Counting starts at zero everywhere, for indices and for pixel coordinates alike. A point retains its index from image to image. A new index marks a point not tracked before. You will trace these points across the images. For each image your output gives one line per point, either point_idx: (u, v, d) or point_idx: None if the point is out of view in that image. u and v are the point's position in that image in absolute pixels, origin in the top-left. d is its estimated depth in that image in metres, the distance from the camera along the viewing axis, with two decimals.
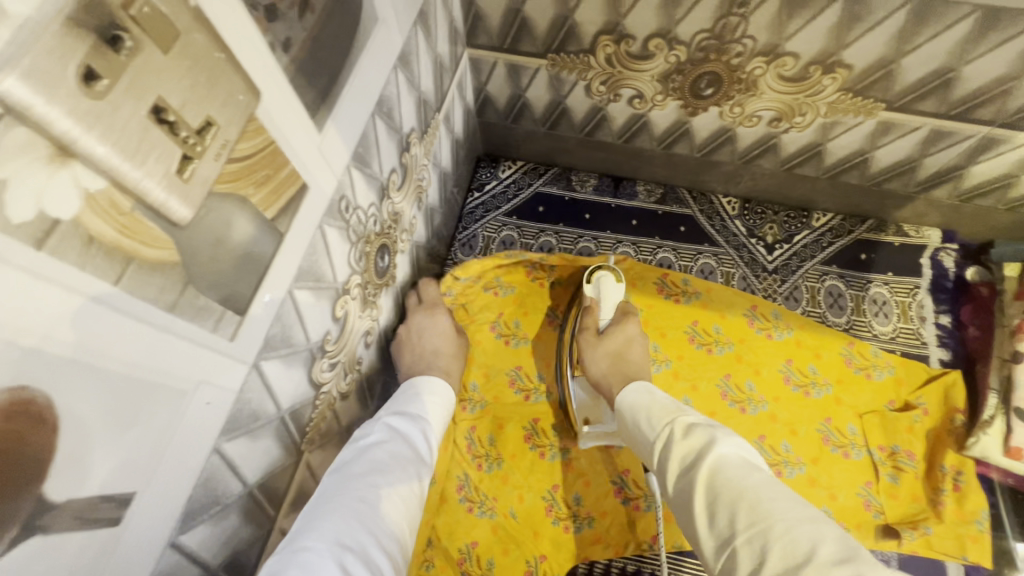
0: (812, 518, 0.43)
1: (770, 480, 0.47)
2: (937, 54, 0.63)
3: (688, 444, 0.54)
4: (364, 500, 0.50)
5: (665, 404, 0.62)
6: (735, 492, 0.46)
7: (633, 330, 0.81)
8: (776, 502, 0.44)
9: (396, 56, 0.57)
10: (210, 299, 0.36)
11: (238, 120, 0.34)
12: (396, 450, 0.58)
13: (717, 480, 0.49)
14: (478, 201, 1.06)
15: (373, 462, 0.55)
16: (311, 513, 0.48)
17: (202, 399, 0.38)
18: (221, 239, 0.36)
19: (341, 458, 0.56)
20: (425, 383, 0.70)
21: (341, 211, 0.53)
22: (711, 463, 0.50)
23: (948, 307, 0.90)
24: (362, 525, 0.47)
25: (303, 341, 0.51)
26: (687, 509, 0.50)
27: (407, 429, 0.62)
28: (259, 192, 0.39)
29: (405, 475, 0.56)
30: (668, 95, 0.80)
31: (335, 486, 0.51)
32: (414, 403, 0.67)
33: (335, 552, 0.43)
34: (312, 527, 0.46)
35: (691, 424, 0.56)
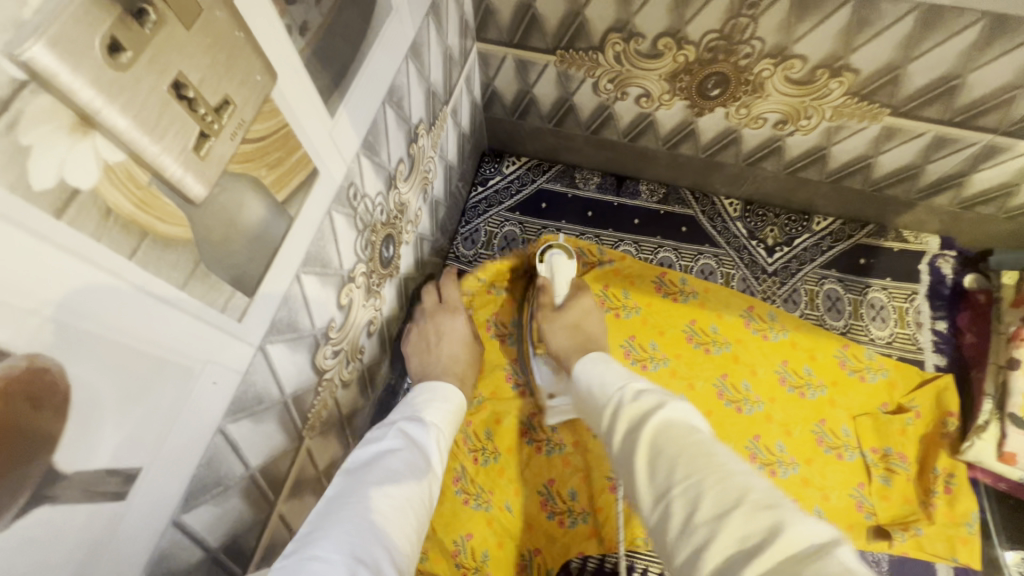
0: (743, 469, 0.44)
1: (712, 440, 0.48)
2: (943, 60, 0.63)
3: (639, 404, 0.55)
4: (376, 511, 0.49)
5: (619, 372, 0.63)
6: (675, 449, 0.47)
7: (588, 304, 0.84)
8: (715, 456, 0.45)
9: (407, 46, 0.58)
10: (220, 278, 0.36)
11: (255, 100, 0.34)
12: (408, 459, 0.57)
13: (660, 439, 0.49)
14: (481, 196, 1.06)
15: (386, 471, 0.54)
16: (320, 520, 0.47)
17: (208, 378, 0.38)
18: (233, 220, 0.36)
19: (354, 464, 0.56)
20: (438, 392, 0.70)
21: (349, 198, 0.53)
22: (659, 424, 0.51)
23: (945, 313, 0.91)
24: (376, 538, 0.46)
25: (308, 327, 0.51)
26: (628, 467, 0.50)
27: (421, 440, 0.61)
28: (271, 174, 0.39)
29: (416, 485, 0.55)
30: (674, 94, 0.80)
31: (346, 493, 0.51)
32: (427, 410, 0.67)
33: (348, 564, 0.42)
34: (325, 536, 0.44)
35: (641, 390, 0.57)
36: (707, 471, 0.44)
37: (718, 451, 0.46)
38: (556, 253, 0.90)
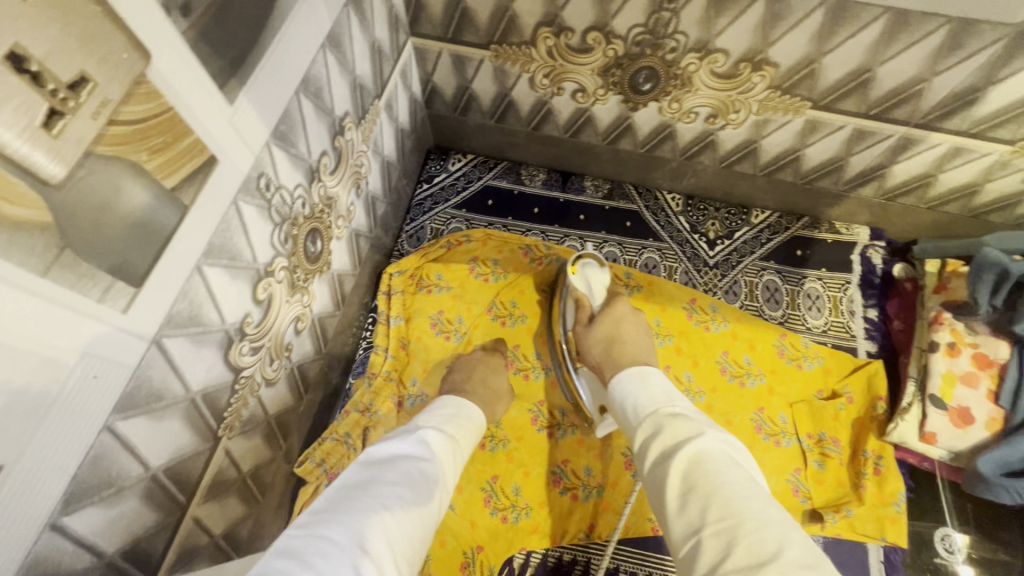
0: (779, 519, 0.43)
1: (749, 478, 0.47)
2: (854, 53, 0.66)
3: (675, 430, 0.53)
4: (387, 507, 0.48)
5: (656, 393, 0.60)
6: (711, 487, 0.47)
7: (621, 310, 0.78)
8: (749, 501, 0.45)
9: (324, 36, 0.57)
10: (95, 267, 0.35)
11: (122, 79, 0.33)
12: (427, 467, 0.56)
13: (695, 472, 0.49)
14: (427, 193, 1.05)
15: (403, 474, 0.53)
16: (333, 504, 0.47)
17: (87, 372, 0.36)
18: (108, 205, 0.35)
19: (372, 460, 0.55)
20: (464, 410, 0.69)
21: (260, 189, 0.52)
22: (694, 454, 0.50)
23: (875, 301, 0.94)
24: (384, 532, 0.46)
25: (215, 321, 0.50)
26: (659, 497, 0.50)
27: (440, 452, 0.59)
28: (153, 160, 0.37)
29: (432, 494, 0.54)
30: (608, 89, 0.81)
31: (360, 485, 0.50)
32: (452, 421, 0.66)
33: (353, 552, 0.42)
34: (336, 520, 0.45)
35: (675, 415, 0.55)
36: (738, 516, 0.43)
37: (754, 497, 0.45)
38: (588, 264, 0.84)
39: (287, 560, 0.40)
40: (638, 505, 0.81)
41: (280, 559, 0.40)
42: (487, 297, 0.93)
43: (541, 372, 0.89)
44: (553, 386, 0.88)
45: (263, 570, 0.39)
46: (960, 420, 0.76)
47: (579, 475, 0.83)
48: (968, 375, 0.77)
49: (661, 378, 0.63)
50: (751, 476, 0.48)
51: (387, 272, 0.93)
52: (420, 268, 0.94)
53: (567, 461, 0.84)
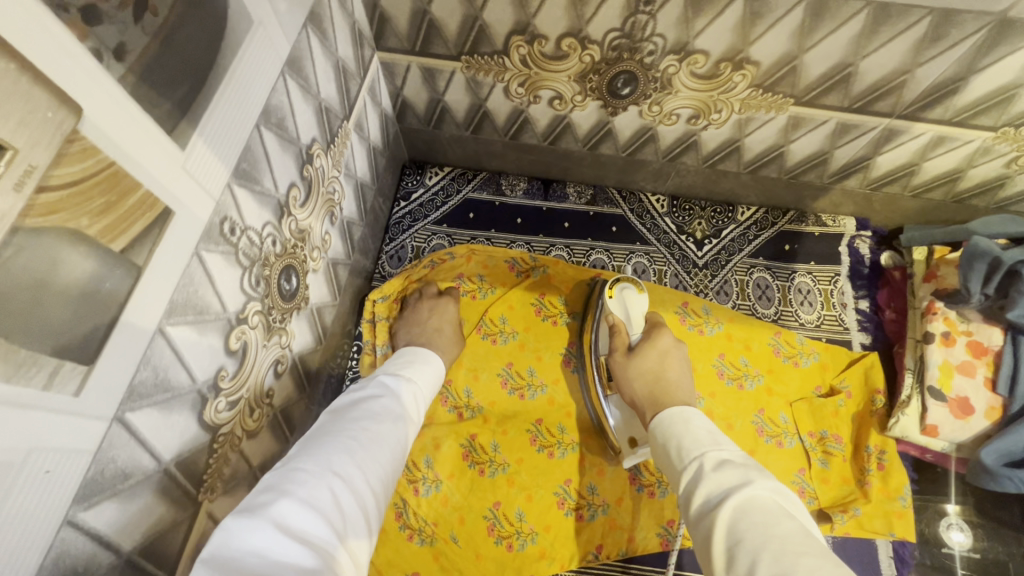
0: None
1: (804, 533, 0.44)
2: (836, 49, 0.64)
3: (718, 479, 0.52)
4: (354, 437, 0.51)
5: (700, 435, 0.58)
6: (759, 540, 0.44)
7: (664, 343, 0.75)
8: (804, 558, 0.41)
9: (283, 61, 0.53)
10: (36, 352, 0.31)
11: (49, 141, 0.29)
12: (389, 404, 0.58)
13: (741, 523, 0.46)
14: (405, 210, 1.01)
15: (366, 411, 0.55)
16: (304, 443, 0.49)
17: (37, 468, 0.32)
18: (43, 281, 0.31)
19: (337, 406, 0.57)
20: (423, 355, 0.70)
21: (225, 234, 0.48)
22: (742, 502, 0.48)
23: (866, 292, 0.94)
24: (353, 459, 0.48)
25: (185, 383, 0.46)
26: (706, 549, 0.48)
27: (401, 390, 0.61)
28: (95, 224, 0.33)
29: (397, 426, 0.56)
30: (586, 95, 0.79)
31: (327, 427, 0.52)
32: (411, 365, 0.67)
33: (326, 476, 0.45)
34: (308, 453, 0.47)
35: (723, 461, 0.54)
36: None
37: (808, 552, 0.42)
38: (624, 288, 0.81)
39: (270, 492, 0.42)
40: (644, 519, 0.80)
41: (262, 493, 0.42)
42: (476, 314, 0.91)
43: (537, 390, 0.86)
44: (551, 403, 0.86)
45: (248, 503, 0.41)
46: (960, 411, 0.76)
47: (584, 494, 0.81)
48: (964, 364, 0.77)
49: (704, 421, 0.61)
50: (807, 530, 0.45)
51: (370, 297, 0.88)
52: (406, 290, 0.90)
53: (570, 481, 0.81)
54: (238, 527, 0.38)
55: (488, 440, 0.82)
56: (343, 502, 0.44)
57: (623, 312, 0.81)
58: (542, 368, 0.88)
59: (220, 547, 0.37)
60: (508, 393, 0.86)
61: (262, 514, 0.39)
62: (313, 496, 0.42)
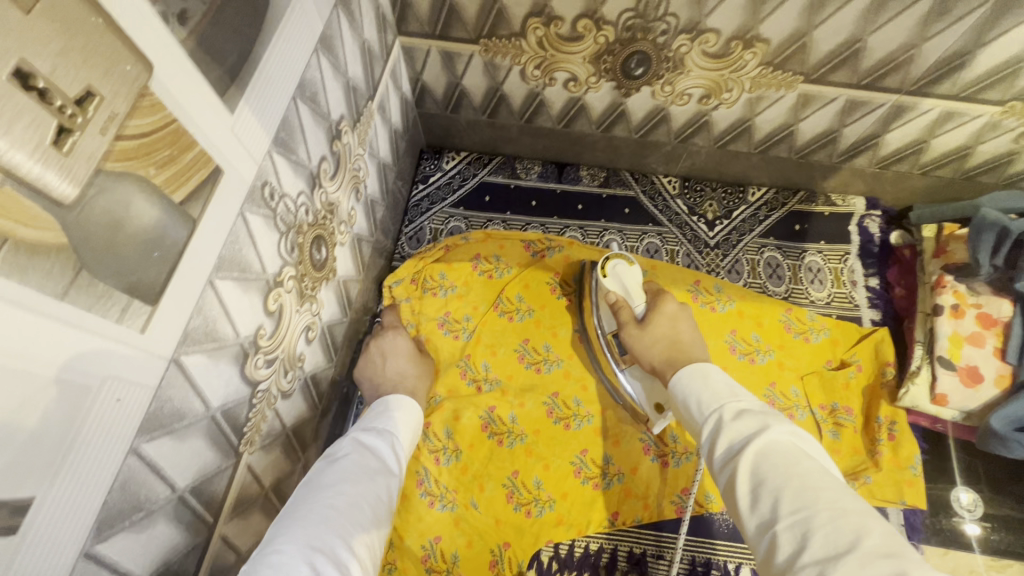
0: (855, 509, 0.46)
1: (821, 469, 0.50)
2: (844, 25, 0.66)
3: (738, 429, 0.56)
4: (333, 507, 0.53)
5: (719, 388, 0.62)
6: (781, 479, 0.49)
7: (671, 308, 0.77)
8: (824, 491, 0.47)
9: (316, 38, 0.56)
10: (112, 286, 0.34)
11: (127, 92, 0.32)
12: (365, 462, 0.61)
13: (763, 465, 0.52)
14: (423, 193, 1.05)
15: (341, 475, 0.58)
16: (283, 522, 0.51)
17: (111, 395, 0.35)
18: (119, 222, 0.34)
19: (311, 474, 0.59)
20: (393, 399, 0.72)
21: (265, 198, 0.51)
22: (763, 447, 0.53)
23: (876, 270, 0.96)
24: (332, 530, 0.50)
25: (230, 335, 0.49)
26: (731, 490, 0.53)
27: (377, 445, 0.64)
28: (160, 174, 0.36)
29: (374, 483, 0.59)
30: (600, 76, 0.81)
31: (302, 499, 0.55)
32: (385, 416, 0.68)
33: (305, 554, 0.47)
34: (287, 533, 0.49)
35: (741, 410, 0.58)
36: (813, 511, 0.46)
37: (827, 486, 0.48)
38: (616, 265, 0.82)
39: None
40: (660, 486, 0.82)
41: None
42: (492, 295, 0.93)
43: (554, 363, 0.89)
44: (567, 376, 0.88)
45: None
46: (969, 379, 0.77)
47: (600, 464, 0.83)
48: (973, 335, 0.79)
49: (721, 374, 0.65)
50: (823, 467, 0.51)
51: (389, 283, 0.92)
52: (425, 269, 0.93)
53: (586, 450, 0.84)
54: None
55: (506, 412, 0.85)
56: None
57: (619, 287, 0.81)
58: (557, 344, 0.90)
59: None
60: (525, 368, 0.89)
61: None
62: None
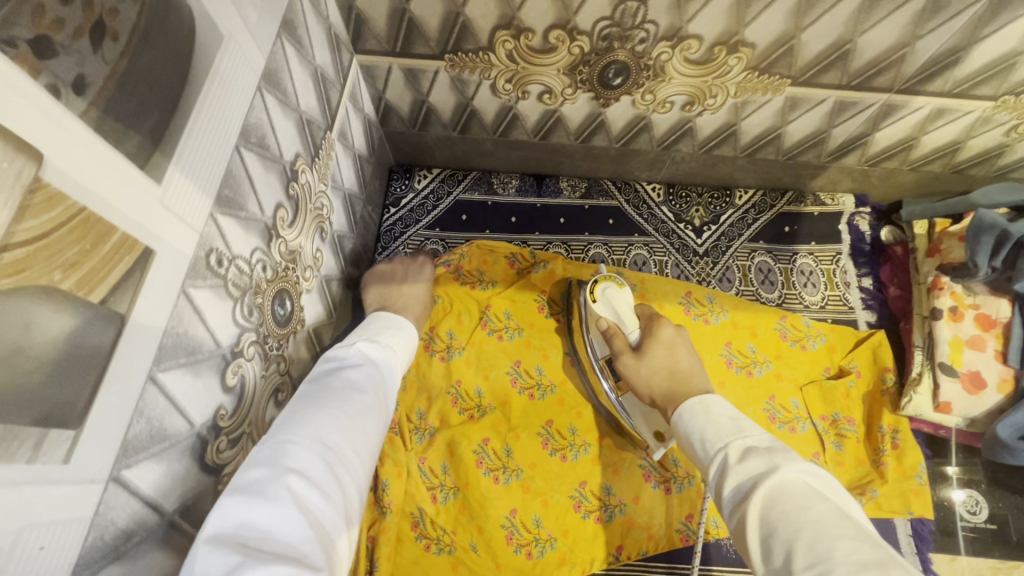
0: (875, 559, 0.40)
1: (838, 514, 0.45)
2: (834, 26, 0.62)
3: (745, 470, 0.53)
4: (341, 410, 0.50)
5: (723, 424, 0.59)
6: (792, 528, 0.45)
7: (667, 335, 0.74)
8: (838, 541, 0.42)
9: (259, 75, 0.49)
10: (18, 424, 0.28)
11: (11, 194, 0.26)
12: (370, 372, 0.57)
13: (773, 512, 0.48)
14: (395, 216, 0.98)
15: (348, 381, 0.54)
16: (289, 415, 0.48)
17: (30, 545, 0.30)
18: (17, 347, 0.28)
19: (314, 375, 0.55)
20: (397, 319, 0.68)
21: (212, 267, 0.45)
22: (772, 491, 0.49)
23: (869, 269, 0.93)
24: (342, 429, 0.48)
25: (183, 429, 0.43)
26: (742, 537, 0.49)
27: (379, 358, 0.60)
28: (68, 277, 0.30)
29: (379, 397, 0.55)
30: (577, 87, 0.76)
31: (310, 396, 0.51)
32: (386, 332, 0.64)
33: (319, 450, 0.45)
34: (294, 424, 0.46)
35: (746, 450, 0.55)
36: (823, 562, 0.41)
37: (844, 534, 0.43)
38: (606, 287, 0.77)
39: (266, 469, 0.42)
40: (664, 515, 0.80)
41: (256, 469, 0.42)
42: (477, 309, 0.89)
43: (547, 389, 0.85)
44: (561, 404, 0.84)
45: (245, 479, 0.41)
46: (973, 386, 0.75)
47: (599, 495, 0.79)
48: (974, 339, 0.77)
49: (724, 406, 0.62)
50: (841, 512, 0.46)
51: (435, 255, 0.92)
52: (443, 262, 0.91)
53: (585, 482, 0.80)
54: (236, 507, 0.39)
55: (501, 446, 0.80)
56: (337, 472, 0.45)
57: (611, 312, 0.77)
58: (549, 367, 0.86)
59: (221, 527, 0.38)
60: (518, 394, 0.84)
61: (260, 491, 0.40)
62: (309, 472, 0.43)
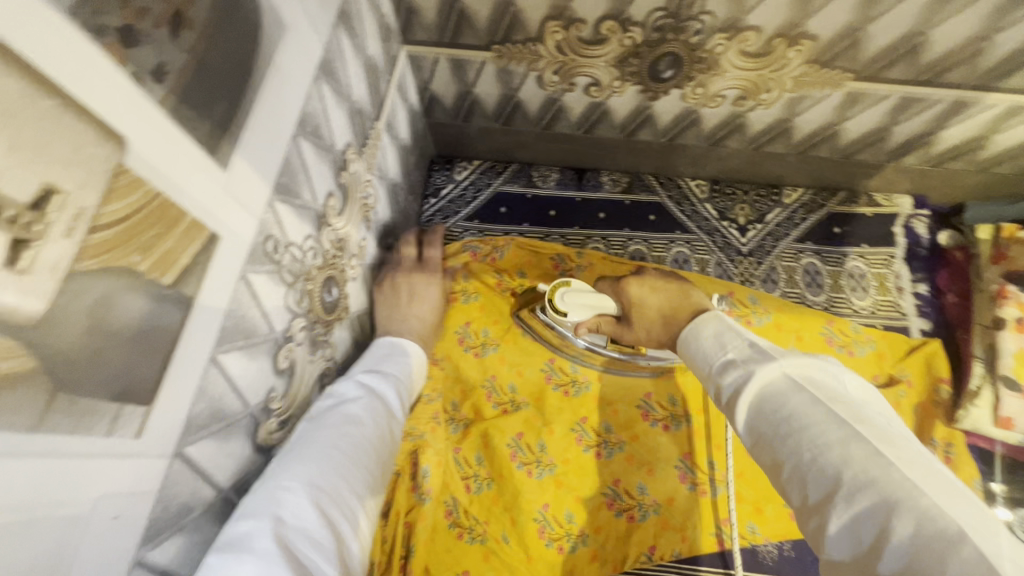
0: (842, 439, 0.39)
1: (811, 400, 0.43)
2: (904, 18, 0.59)
3: (726, 385, 0.50)
4: (337, 446, 0.49)
5: (708, 347, 0.56)
6: (773, 431, 0.44)
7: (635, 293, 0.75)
8: (810, 432, 0.41)
9: (316, 65, 0.50)
10: (97, 399, 0.30)
11: (97, 179, 0.27)
12: (372, 405, 0.57)
13: (755, 417, 0.46)
14: (435, 207, 0.99)
15: (346, 415, 0.53)
16: (285, 457, 0.47)
17: (106, 514, 0.31)
18: (97, 327, 0.29)
19: (314, 411, 0.55)
20: (397, 345, 0.68)
21: (269, 254, 0.46)
22: (754, 398, 0.47)
23: (924, 274, 0.89)
24: (337, 471, 0.47)
25: (239, 409, 0.44)
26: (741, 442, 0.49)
27: (381, 387, 0.60)
28: (146, 259, 0.32)
29: (379, 428, 0.55)
30: (625, 80, 0.74)
31: (306, 434, 0.51)
32: (389, 360, 0.65)
33: (310, 493, 0.44)
34: (286, 465, 0.46)
35: (726, 365, 0.52)
36: (795, 454, 0.41)
37: (812, 422, 0.41)
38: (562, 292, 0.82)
39: (253, 520, 0.41)
40: (697, 518, 0.78)
41: (246, 520, 0.41)
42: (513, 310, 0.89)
43: (583, 386, 0.85)
44: (596, 401, 0.84)
45: (233, 534, 0.40)
46: None
47: (634, 494, 0.78)
48: None
49: (710, 325, 0.58)
50: (821, 394, 0.43)
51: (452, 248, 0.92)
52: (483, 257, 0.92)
53: (619, 480, 0.79)
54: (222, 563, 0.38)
55: (534, 439, 0.80)
56: (330, 515, 0.44)
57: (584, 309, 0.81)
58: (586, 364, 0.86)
59: None
60: (552, 390, 0.85)
61: (248, 546, 0.39)
62: (300, 522, 0.42)
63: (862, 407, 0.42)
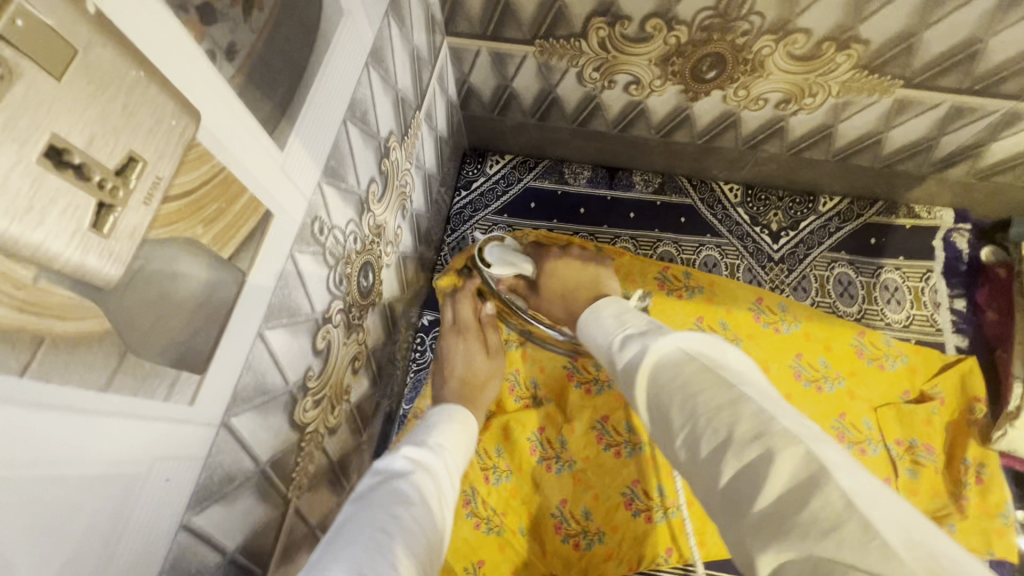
0: (732, 403, 0.36)
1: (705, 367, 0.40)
2: (963, 24, 0.58)
3: (626, 357, 0.46)
4: (384, 530, 0.41)
5: (608, 325, 0.53)
6: (665, 397, 0.40)
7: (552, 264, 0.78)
8: (700, 396, 0.38)
9: (367, 52, 0.51)
10: (159, 363, 0.31)
11: (172, 151, 0.28)
12: (423, 486, 0.48)
13: (652, 388, 0.42)
14: (466, 200, 1.00)
15: (395, 493, 0.45)
16: (325, 551, 0.38)
17: (159, 476, 0.33)
18: (165, 294, 0.30)
19: (358, 492, 0.47)
20: (446, 416, 0.61)
21: (315, 234, 0.47)
22: (652, 368, 0.43)
23: (963, 290, 0.87)
24: (384, 558, 0.38)
25: (280, 385, 0.45)
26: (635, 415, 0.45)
27: (431, 462, 0.52)
28: (208, 232, 0.32)
29: (429, 514, 0.45)
30: (666, 79, 0.74)
31: (351, 520, 0.42)
32: (439, 431, 0.58)
33: None
34: (329, 558, 0.37)
35: (626, 338, 0.49)
36: (683, 421, 0.38)
37: (704, 386, 0.38)
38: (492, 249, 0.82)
39: None
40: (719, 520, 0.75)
41: None
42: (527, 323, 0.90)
43: (605, 385, 0.83)
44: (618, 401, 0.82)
45: None
46: None
47: (652, 495, 0.76)
48: None
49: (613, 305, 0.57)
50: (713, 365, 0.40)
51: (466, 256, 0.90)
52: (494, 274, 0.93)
53: (638, 481, 0.77)
54: None
55: (556, 435, 0.81)
56: None
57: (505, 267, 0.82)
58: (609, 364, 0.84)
59: None
60: (574, 387, 0.84)
61: None
62: None
63: (747, 376, 0.40)
